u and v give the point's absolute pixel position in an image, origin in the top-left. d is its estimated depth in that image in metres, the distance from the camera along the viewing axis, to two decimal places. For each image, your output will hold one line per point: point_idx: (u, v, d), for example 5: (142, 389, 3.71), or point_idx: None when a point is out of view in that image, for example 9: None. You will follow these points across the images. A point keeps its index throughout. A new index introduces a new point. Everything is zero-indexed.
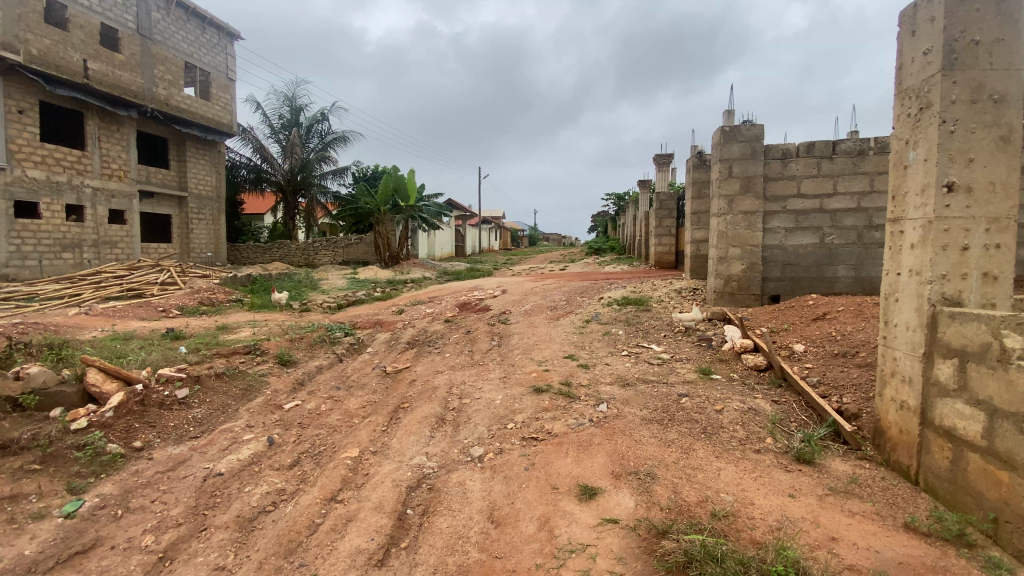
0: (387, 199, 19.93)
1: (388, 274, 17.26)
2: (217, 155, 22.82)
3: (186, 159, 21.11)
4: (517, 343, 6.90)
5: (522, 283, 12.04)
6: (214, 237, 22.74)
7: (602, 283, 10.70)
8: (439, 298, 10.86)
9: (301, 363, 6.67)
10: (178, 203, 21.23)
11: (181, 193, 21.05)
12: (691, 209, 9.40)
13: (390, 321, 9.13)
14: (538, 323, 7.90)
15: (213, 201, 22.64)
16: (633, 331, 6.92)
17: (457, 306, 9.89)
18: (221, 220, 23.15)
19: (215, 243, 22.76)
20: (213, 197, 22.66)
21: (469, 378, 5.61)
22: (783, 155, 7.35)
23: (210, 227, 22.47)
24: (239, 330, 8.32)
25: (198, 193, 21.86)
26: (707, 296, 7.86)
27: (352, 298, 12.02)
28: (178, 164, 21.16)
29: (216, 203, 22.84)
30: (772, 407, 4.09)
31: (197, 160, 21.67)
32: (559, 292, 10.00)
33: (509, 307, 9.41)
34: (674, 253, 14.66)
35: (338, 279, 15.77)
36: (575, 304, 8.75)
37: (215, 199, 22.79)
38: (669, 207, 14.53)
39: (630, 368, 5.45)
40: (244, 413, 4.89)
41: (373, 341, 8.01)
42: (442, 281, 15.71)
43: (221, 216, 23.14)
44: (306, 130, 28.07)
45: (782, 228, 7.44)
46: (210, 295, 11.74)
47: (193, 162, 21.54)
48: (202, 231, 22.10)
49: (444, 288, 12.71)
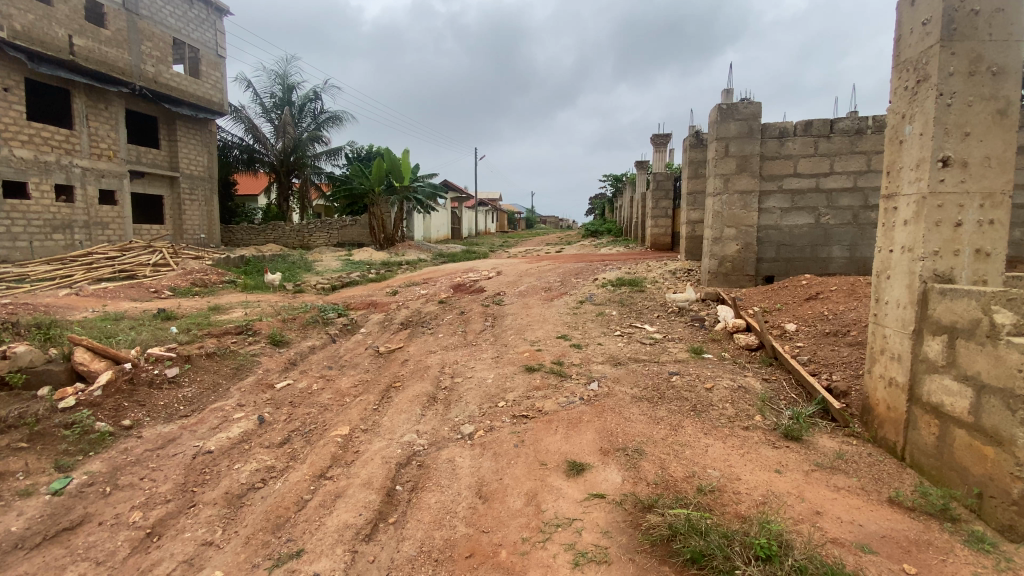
0: (380, 179, 19.73)
1: (383, 256, 17.15)
2: (208, 135, 22.55)
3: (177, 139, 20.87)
4: (511, 324, 6.90)
5: (517, 265, 12.02)
6: (207, 217, 22.61)
7: (596, 265, 10.66)
8: (434, 280, 10.82)
9: (294, 343, 6.65)
10: (170, 183, 21.06)
11: (172, 173, 20.86)
12: (687, 189, 9.31)
13: (383, 302, 9.09)
14: (532, 305, 7.87)
15: (205, 181, 22.45)
16: (626, 312, 6.91)
17: (451, 288, 9.84)
18: (214, 200, 22.96)
19: (208, 224, 22.63)
20: (205, 177, 22.44)
21: (463, 359, 5.59)
22: (780, 134, 7.30)
23: (202, 208, 22.32)
24: (231, 310, 8.30)
25: (190, 173, 21.67)
26: (701, 277, 7.82)
27: (346, 280, 11.96)
28: (169, 144, 20.94)
29: (208, 183, 22.65)
30: (762, 385, 4.11)
31: (188, 140, 21.41)
32: (554, 274, 9.98)
33: (503, 288, 9.39)
34: (670, 235, 14.61)
35: (333, 261, 15.68)
36: (570, 286, 8.73)
37: (207, 179, 22.59)
38: (666, 187, 14.46)
39: (623, 348, 5.45)
40: (235, 392, 4.89)
41: (367, 322, 8.00)
42: (437, 262, 15.66)
43: (214, 196, 22.95)
44: (299, 108, 27.69)
45: (777, 208, 7.40)
46: (204, 276, 11.68)
47: (184, 142, 21.28)
48: (194, 211, 21.97)
49: (438, 270, 12.66)
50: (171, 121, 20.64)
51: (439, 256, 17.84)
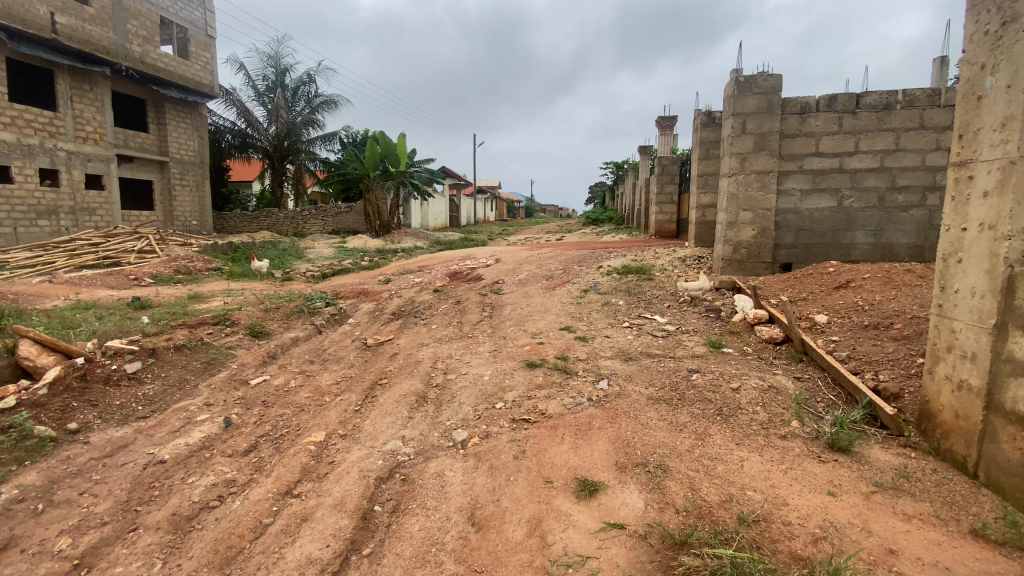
0: (375, 164, 19.13)
1: (378, 243, 16.59)
2: (198, 118, 21.87)
3: (166, 122, 20.23)
4: (510, 314, 6.38)
5: (517, 252, 11.48)
6: (198, 203, 22.00)
7: (600, 252, 10.14)
8: (429, 268, 10.29)
9: (275, 335, 6.15)
10: (159, 168, 20.44)
11: (161, 157, 20.23)
12: (697, 171, 8.76)
13: (375, 290, 8.58)
14: (533, 294, 7.35)
15: (196, 166, 21.82)
16: (634, 301, 6.41)
17: (447, 276, 9.32)
18: (206, 186, 22.34)
19: (200, 210, 22.04)
20: (196, 162, 21.80)
21: (458, 353, 5.08)
22: (802, 110, 6.75)
23: (194, 194, 21.71)
24: (212, 299, 7.78)
25: (180, 158, 21.04)
26: (714, 265, 7.30)
27: (338, 268, 11.43)
28: (157, 128, 20.29)
29: (199, 168, 22.01)
30: (795, 385, 3.62)
31: (178, 123, 20.76)
32: (555, 262, 9.46)
33: (502, 276, 8.86)
34: (675, 222, 14.06)
35: (327, 248, 15.14)
36: (572, 274, 8.20)
37: (198, 164, 21.95)
38: (671, 172, 13.90)
39: (634, 341, 4.94)
40: (203, 390, 4.40)
41: (356, 311, 7.49)
42: (434, 250, 15.10)
43: (206, 181, 22.32)
44: (292, 92, 27.02)
45: (797, 190, 6.86)
46: (188, 264, 11.13)
47: (174, 125, 20.62)
48: (185, 197, 21.36)
49: (433, 257, 12.11)
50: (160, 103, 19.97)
51: (436, 244, 17.29)
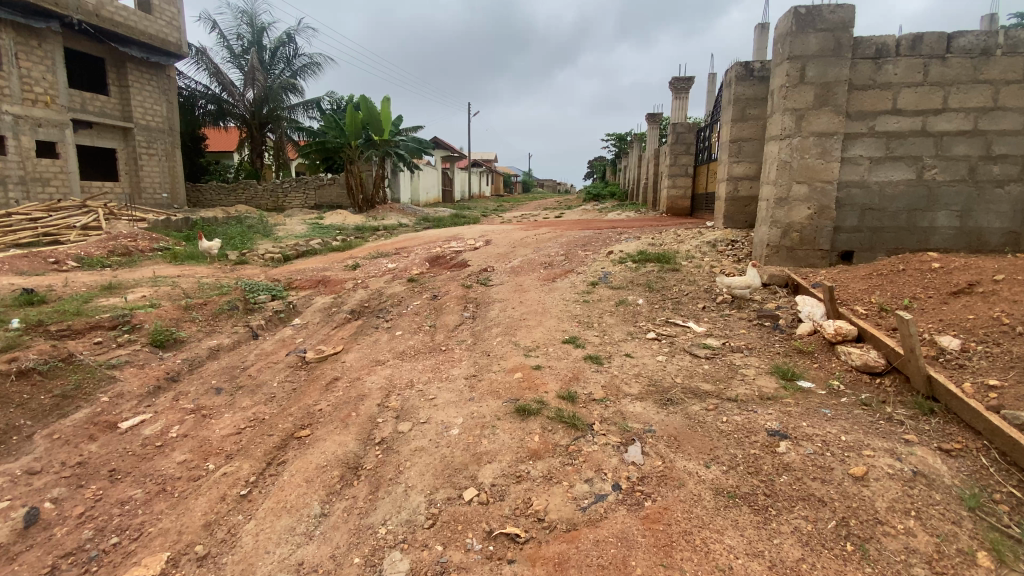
0: (357, 132, 17.46)
1: (358, 219, 15.01)
2: (166, 81, 19.91)
3: (129, 85, 18.35)
4: (499, 316, 4.93)
5: (510, 233, 9.94)
6: (169, 174, 20.23)
7: (609, 232, 8.65)
8: (408, 250, 8.76)
9: (190, 344, 4.71)
10: (122, 135, 18.64)
11: (124, 123, 18.41)
12: (728, 136, 7.22)
13: (337, 279, 7.09)
14: (528, 288, 5.88)
15: (166, 133, 19.98)
16: (658, 302, 4.98)
17: (427, 261, 7.81)
18: (177, 155, 20.54)
19: (171, 182, 20.29)
20: (166, 128, 19.93)
21: (422, 379, 3.65)
22: (877, 53, 5.21)
23: (163, 163, 19.92)
24: (132, 289, 6.29)
25: (146, 124, 19.20)
26: (754, 252, 5.85)
27: (304, 248, 9.88)
28: (119, 91, 18.42)
29: (169, 135, 20.16)
30: (950, 467, 2.22)
31: (142, 86, 18.86)
32: (555, 245, 7.96)
33: (491, 263, 7.37)
34: (689, 198, 12.53)
35: (299, 225, 13.54)
36: (576, 261, 6.74)
37: (168, 131, 20.09)
38: (687, 141, 12.29)
39: (668, 367, 3.51)
40: (41, 443, 3.07)
41: (307, 307, 6.02)
42: (418, 228, 13.54)
43: (177, 150, 20.51)
44: (270, 53, 25.04)
45: (866, 158, 5.35)
46: (128, 243, 9.53)
47: (138, 88, 18.73)
48: (153, 167, 19.58)
49: (416, 236, 10.58)
50: (121, 63, 18.09)
51: (423, 221, 15.69)
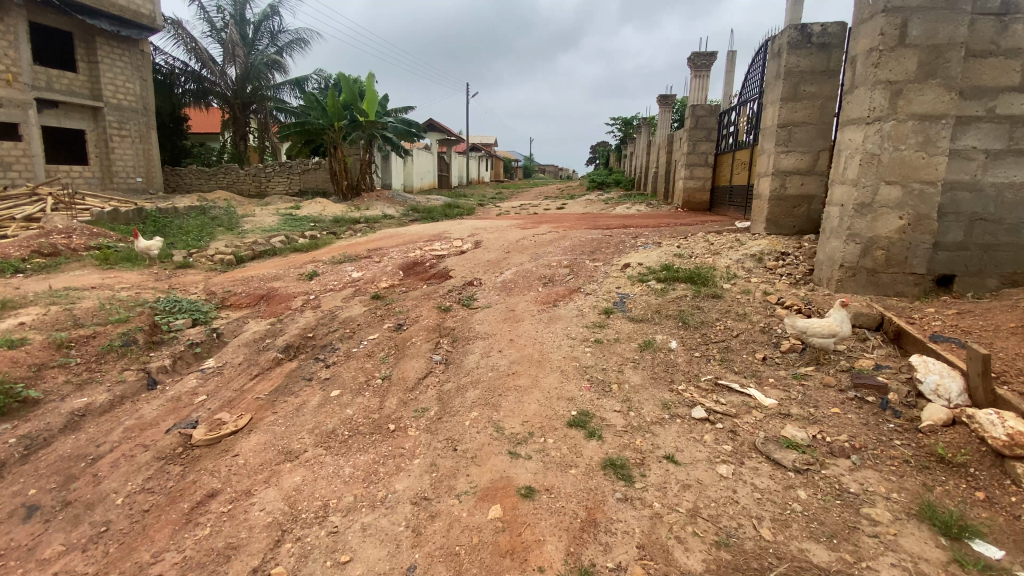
0: (340, 114, 16.05)
1: (341, 209, 13.58)
2: (139, 56, 18.12)
3: (98, 60, 16.64)
4: (481, 365, 3.55)
5: (504, 231, 8.50)
6: (144, 158, 18.51)
7: (619, 234, 7.26)
8: (382, 253, 7.36)
9: (44, 410, 3.33)
10: (91, 115, 16.94)
11: (92, 102, 16.72)
12: (775, 119, 5.78)
13: (286, 293, 5.70)
14: (522, 316, 4.49)
15: (140, 114, 18.23)
16: (698, 347, 3.62)
17: (401, 269, 6.40)
18: (152, 137, 18.81)
19: (146, 165, 18.60)
20: (140, 108, 18.16)
21: (345, 500, 2.31)
22: (1003, 8, 3.79)
23: (137, 146, 18.20)
24: (17, 309, 4.87)
25: (118, 103, 17.48)
26: (819, 274, 4.44)
27: (264, 247, 8.42)
28: (88, 66, 16.69)
29: (144, 116, 18.42)
30: None
31: (113, 61, 17.12)
32: (556, 251, 6.54)
33: (478, 274, 5.96)
34: (708, 190, 11.09)
35: (271, 216, 12.09)
36: (582, 277, 5.34)
37: (143, 111, 18.34)
38: (707, 125, 10.84)
39: (739, 497, 2.19)
40: None
41: (237, 337, 4.65)
42: (403, 221, 12.12)
43: (152, 131, 18.78)
44: (254, 28, 23.42)
45: (980, 151, 3.94)
46: (56, 239, 8.02)
47: (108, 64, 17.00)
48: (127, 150, 17.86)
49: (396, 234, 9.17)
50: (88, 36, 16.42)
51: (411, 212, 14.21)
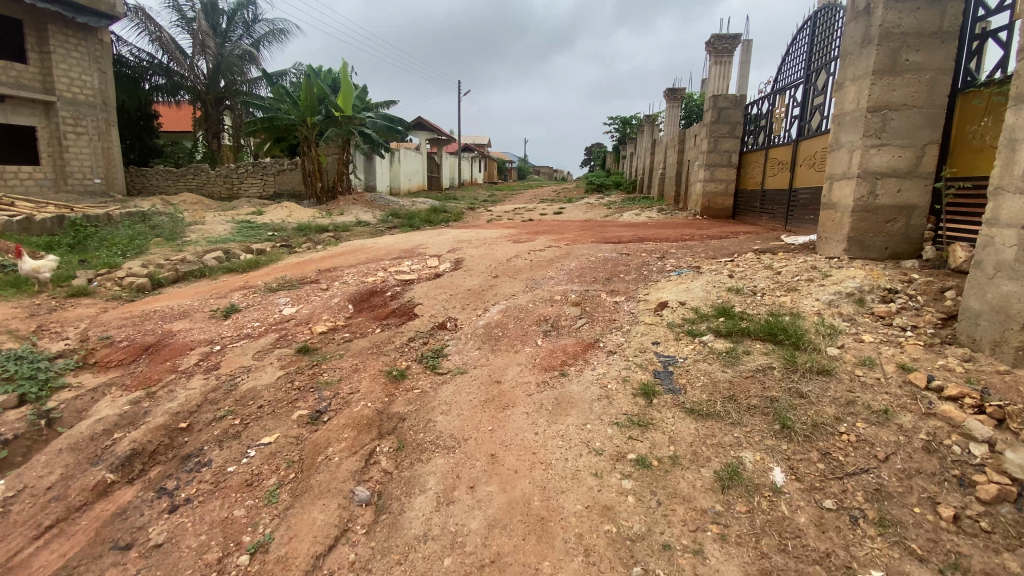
0: (313, 108, 14.41)
1: (309, 216, 11.94)
2: (97, 47, 16.10)
3: (50, 50, 14.71)
4: (441, 532, 1.97)
5: (491, 245, 6.87)
6: (103, 157, 16.47)
7: (639, 251, 5.67)
8: (335, 275, 5.73)
9: None
10: (44, 111, 14.98)
11: (45, 96, 14.75)
12: (861, 101, 4.21)
13: (181, 342, 4.08)
14: (510, 394, 2.90)
15: (99, 110, 16.21)
16: (822, 488, 2.07)
17: (350, 301, 4.78)
18: (113, 134, 16.76)
19: (105, 164, 16.57)
20: (97, 103, 16.15)
21: None
22: None
23: (96, 146, 16.17)
24: None
25: (74, 98, 15.48)
26: (972, 338, 2.84)
27: (192, 264, 6.73)
28: (39, 57, 14.75)
29: (104, 112, 16.39)
30: None
31: (68, 51, 15.15)
32: (558, 276, 4.94)
33: (453, 312, 4.34)
34: (732, 194, 9.53)
35: (223, 224, 10.44)
36: (599, 321, 3.74)
37: (102, 107, 16.30)
38: (731, 119, 9.30)
39: None
40: None
41: (74, 427, 3.02)
42: (379, 229, 10.49)
43: (112, 127, 16.76)
44: (227, 17, 21.77)
45: None
46: None
47: (62, 54, 15.03)
48: (84, 151, 15.84)
49: (362, 247, 7.52)
50: (42, 25, 14.57)
51: (390, 217, 12.55)
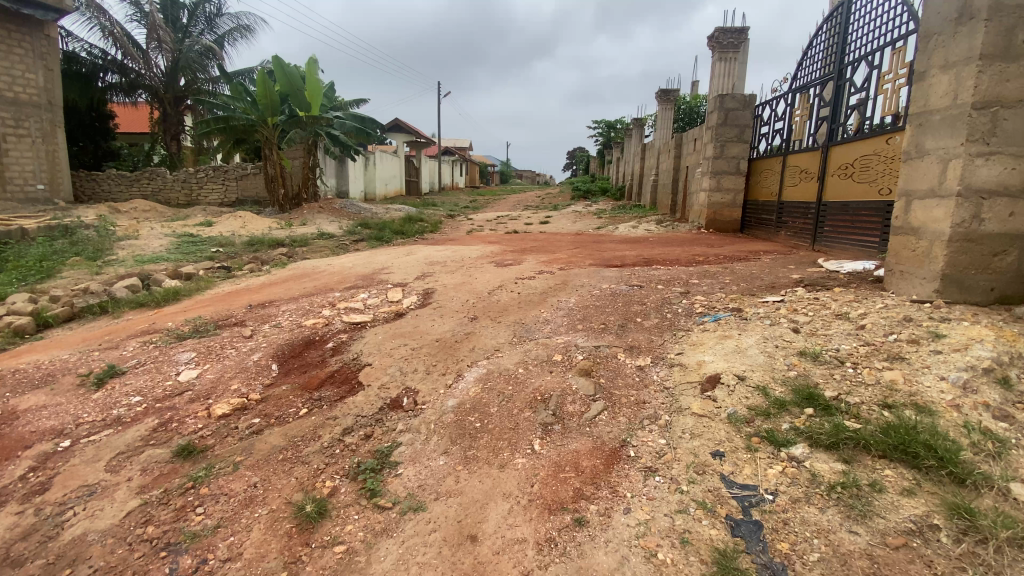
0: (274, 107, 13.07)
1: (266, 228, 10.59)
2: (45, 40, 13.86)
3: None
4: None
5: (470, 268, 5.68)
6: (48, 163, 14.25)
7: (655, 282, 4.53)
8: (270, 313, 4.47)
9: None
10: None
11: None
12: (961, 93, 3.14)
13: (14, 436, 2.83)
14: (493, 570, 1.75)
15: (44, 109, 13.97)
16: None
17: (274, 360, 3.55)
18: (60, 137, 14.51)
19: (50, 170, 14.33)
20: (43, 103, 13.93)
21: None
22: None
23: (39, 150, 13.95)
24: None
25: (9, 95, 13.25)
26: None
27: (97, 294, 5.39)
28: None
29: (49, 112, 14.14)
30: None
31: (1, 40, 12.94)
32: (554, 320, 3.77)
33: (411, 378, 3.12)
34: (741, 206, 8.48)
35: (160, 238, 9.07)
36: (623, 402, 2.58)
37: (48, 106, 14.05)
38: (740, 121, 8.28)
39: None
40: None
41: None
42: (344, 244, 9.21)
43: (60, 130, 14.51)
44: (188, 11, 20.25)
45: None
46: None
47: None
48: (22, 155, 13.61)
49: (317, 269, 6.27)
50: None
51: (358, 228, 11.28)
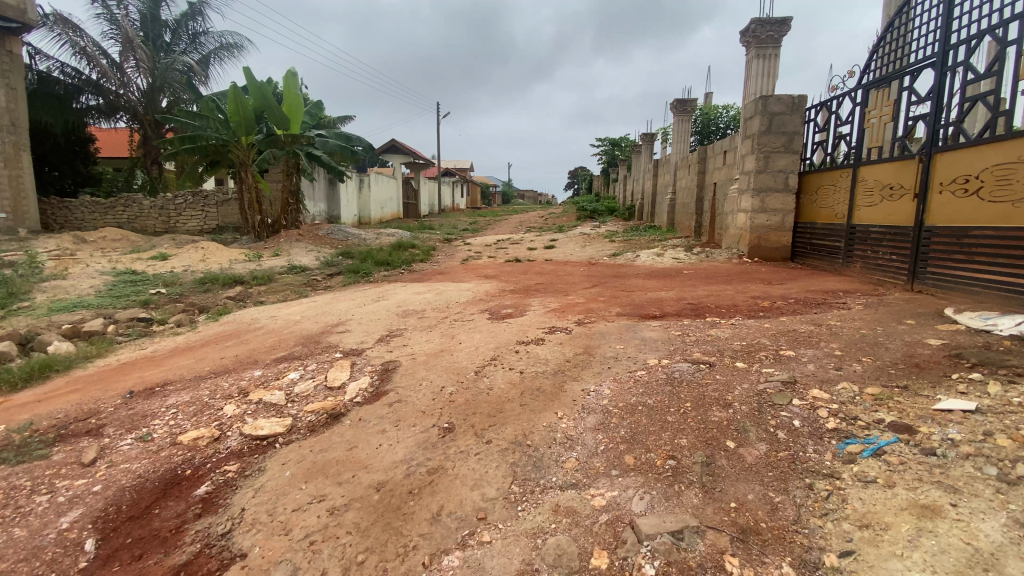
0: (250, 126, 11.77)
1: (228, 261, 9.17)
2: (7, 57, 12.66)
3: None
4: None
5: (454, 324, 4.18)
6: (11, 188, 12.92)
7: (726, 354, 3.01)
8: (148, 412, 2.96)
9: None
10: None
11: None
12: None
13: None
14: None
15: (6, 130, 12.65)
16: None
17: (98, 530, 2.02)
18: (25, 161, 13.22)
19: (13, 196, 12.95)
20: (5, 124, 12.61)
21: None
22: None
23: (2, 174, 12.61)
24: None
25: None
26: None
27: None
28: None
29: (13, 133, 12.84)
30: None
31: None
32: (581, 440, 2.25)
33: None
34: (791, 229, 6.99)
35: (93, 278, 7.64)
36: None
37: (11, 127, 12.76)
38: (787, 128, 6.83)
39: None
40: None
41: None
42: (313, 281, 7.73)
43: (25, 153, 13.21)
44: (171, 30, 19.25)
45: None
46: None
47: None
48: None
49: (257, 322, 4.77)
50: None
51: (337, 259, 9.87)
